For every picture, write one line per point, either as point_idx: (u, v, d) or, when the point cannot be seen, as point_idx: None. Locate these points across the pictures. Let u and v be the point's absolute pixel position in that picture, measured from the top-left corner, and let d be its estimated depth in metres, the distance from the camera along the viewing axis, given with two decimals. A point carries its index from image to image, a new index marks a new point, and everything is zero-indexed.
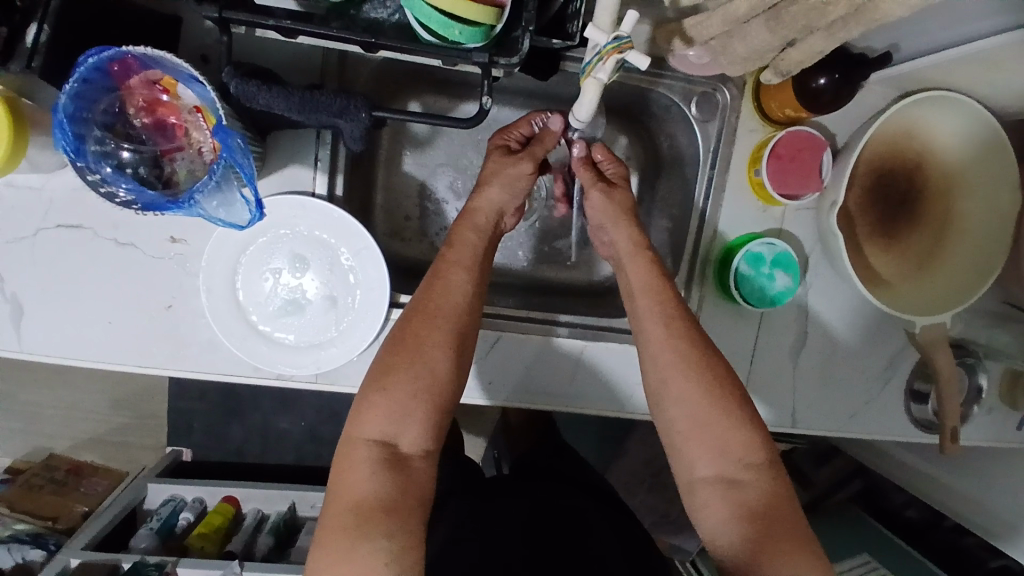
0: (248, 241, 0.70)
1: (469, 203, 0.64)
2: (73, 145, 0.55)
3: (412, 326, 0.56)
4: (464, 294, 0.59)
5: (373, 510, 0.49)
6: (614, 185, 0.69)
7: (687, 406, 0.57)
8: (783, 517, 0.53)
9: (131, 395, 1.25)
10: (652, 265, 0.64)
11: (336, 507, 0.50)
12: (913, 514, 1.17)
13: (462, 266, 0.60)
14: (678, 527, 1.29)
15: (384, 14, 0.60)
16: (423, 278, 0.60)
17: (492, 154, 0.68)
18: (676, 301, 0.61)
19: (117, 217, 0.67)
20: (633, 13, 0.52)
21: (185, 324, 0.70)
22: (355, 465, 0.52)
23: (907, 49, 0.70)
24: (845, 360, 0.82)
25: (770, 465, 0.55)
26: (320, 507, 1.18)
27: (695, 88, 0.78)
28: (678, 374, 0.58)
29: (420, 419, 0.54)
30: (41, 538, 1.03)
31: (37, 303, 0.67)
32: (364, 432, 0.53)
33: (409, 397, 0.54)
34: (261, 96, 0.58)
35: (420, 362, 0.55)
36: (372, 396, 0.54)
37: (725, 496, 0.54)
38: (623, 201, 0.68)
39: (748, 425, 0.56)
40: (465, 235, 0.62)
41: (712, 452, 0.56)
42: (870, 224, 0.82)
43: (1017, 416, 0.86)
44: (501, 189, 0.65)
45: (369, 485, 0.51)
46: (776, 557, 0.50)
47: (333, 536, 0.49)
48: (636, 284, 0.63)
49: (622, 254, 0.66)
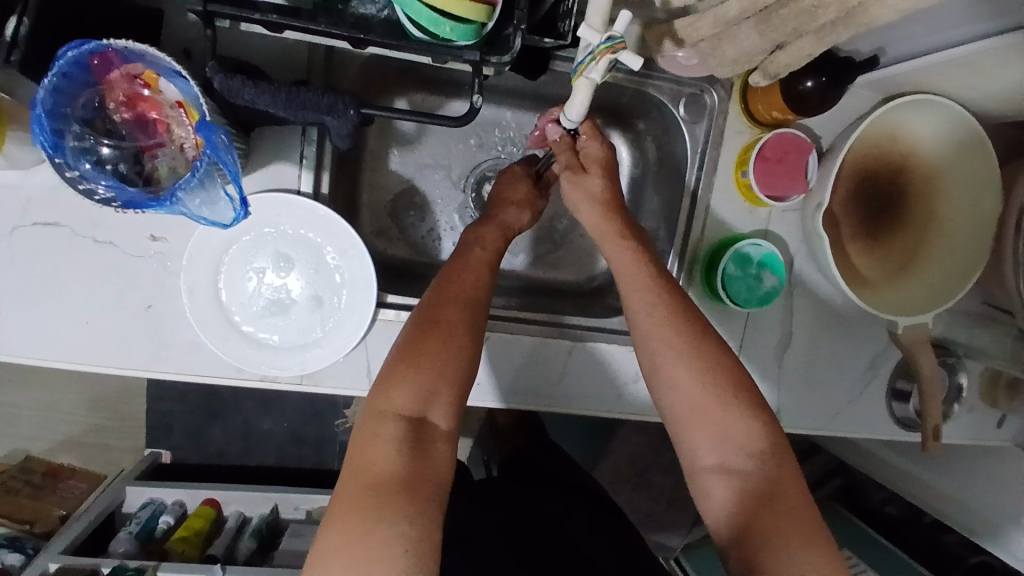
0: (232, 239, 0.68)
1: (508, 221, 0.66)
2: (50, 141, 0.54)
3: (442, 312, 0.55)
4: (486, 285, 0.59)
5: (390, 488, 0.48)
6: (586, 171, 0.66)
7: (695, 396, 0.56)
8: (785, 504, 0.52)
9: (108, 396, 1.22)
10: (635, 252, 0.63)
11: (354, 484, 0.49)
12: (891, 511, 1.19)
13: (486, 263, 0.60)
14: (662, 525, 1.33)
15: (372, 10, 0.59)
16: (444, 266, 0.60)
17: (517, 178, 0.70)
18: (663, 284, 0.61)
19: (95, 215, 0.65)
20: (626, 13, 0.51)
21: (167, 323, 0.68)
22: (380, 441, 0.50)
23: (892, 54, 0.71)
24: (828, 361, 0.83)
25: (775, 453, 0.55)
26: (302, 510, 1.17)
27: (684, 90, 0.78)
28: (679, 359, 0.57)
29: (446, 400, 0.53)
30: (18, 542, 1.00)
31: (14, 304, 0.65)
32: (390, 409, 0.51)
33: (437, 378, 0.52)
34: (246, 92, 0.57)
35: (450, 346, 0.54)
36: (399, 372, 0.52)
37: (728, 485, 0.54)
38: (592, 187, 0.66)
39: (752, 417, 0.56)
40: (493, 238, 0.63)
41: (714, 442, 0.55)
42: (853, 227, 0.83)
43: (996, 415, 0.88)
44: (531, 217, 0.69)
45: (392, 464, 0.49)
46: (785, 553, 0.49)
47: (350, 515, 0.47)
48: (619, 267, 0.63)
49: (599, 238, 0.65)
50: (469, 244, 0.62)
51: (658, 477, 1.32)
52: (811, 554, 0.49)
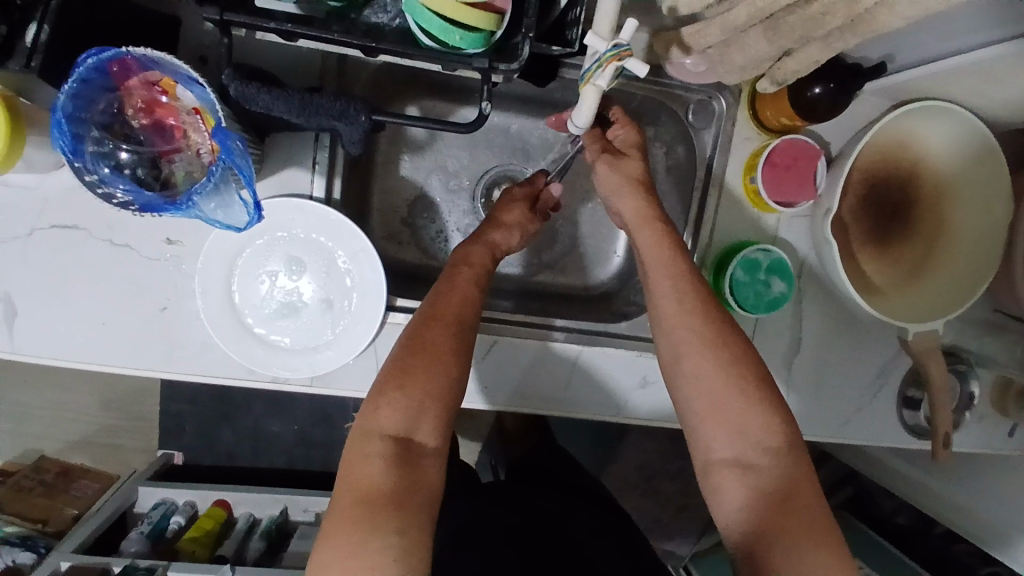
0: (246, 242, 0.70)
1: (493, 238, 0.66)
2: (70, 145, 0.55)
3: (428, 330, 0.56)
4: (473, 302, 0.60)
5: (382, 503, 0.49)
6: (625, 155, 0.67)
7: (715, 388, 0.56)
8: (800, 500, 0.52)
9: (122, 397, 1.24)
10: (665, 237, 0.63)
11: (348, 499, 0.50)
12: (902, 520, 1.18)
13: (473, 281, 0.61)
14: (669, 533, 1.32)
15: (385, 19, 0.61)
16: (432, 288, 0.60)
17: (516, 202, 0.70)
18: (692, 276, 0.61)
19: (113, 218, 0.67)
20: (632, 21, 0.52)
21: (180, 325, 0.69)
22: (370, 459, 0.51)
23: (901, 60, 0.71)
24: (836, 368, 0.83)
25: (790, 449, 0.55)
26: (311, 512, 1.19)
27: (692, 96, 0.79)
28: (701, 349, 0.57)
29: (433, 416, 0.53)
30: (30, 541, 1.02)
31: (32, 304, 0.66)
32: (378, 427, 0.52)
33: (424, 397, 0.53)
34: (260, 99, 0.58)
35: (435, 363, 0.54)
36: (388, 391, 0.53)
37: (741, 480, 0.54)
38: (632, 170, 0.66)
39: (770, 410, 0.56)
40: (481, 255, 0.64)
41: (730, 434, 0.56)
42: (864, 234, 0.82)
43: (1007, 424, 0.87)
44: (520, 239, 0.69)
45: (382, 480, 0.50)
46: (794, 547, 0.50)
47: (343, 528, 0.48)
48: (648, 256, 0.63)
49: (631, 225, 0.65)
50: (454, 262, 0.63)
51: (666, 483, 1.31)
52: (824, 546, 0.50)
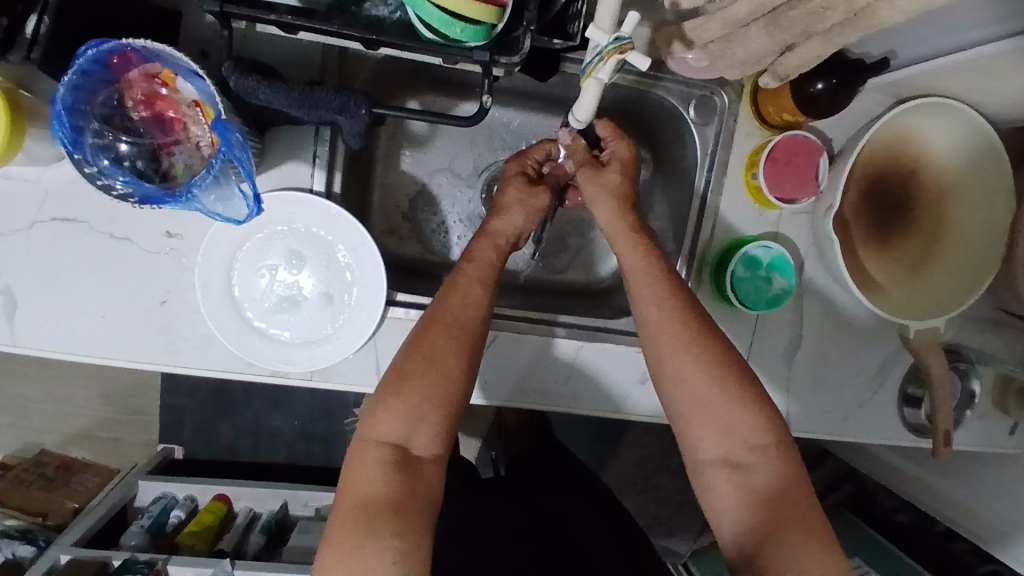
0: (246, 236, 0.70)
1: (491, 225, 0.65)
2: (70, 137, 0.55)
3: (428, 335, 0.55)
4: (478, 305, 0.58)
5: (381, 508, 0.49)
6: (606, 168, 0.67)
7: (697, 389, 0.56)
8: (790, 498, 0.52)
9: (122, 390, 1.24)
10: (641, 245, 0.63)
11: (347, 503, 0.50)
12: (902, 519, 1.18)
13: (478, 280, 0.59)
14: (668, 530, 1.33)
15: (385, 12, 0.60)
16: (439, 288, 0.59)
17: (512, 179, 0.68)
18: (673, 285, 0.61)
19: (114, 211, 0.67)
20: (634, 15, 0.51)
21: (180, 319, 0.69)
22: (368, 466, 0.51)
23: (904, 56, 0.71)
24: (836, 365, 0.83)
25: (779, 448, 0.55)
26: (312, 506, 1.18)
27: (694, 91, 0.78)
28: (683, 355, 0.57)
29: (433, 423, 0.53)
30: (30, 534, 1.03)
31: (32, 297, 0.66)
32: (376, 433, 0.52)
33: (422, 403, 0.53)
34: (261, 91, 0.58)
35: (434, 369, 0.54)
36: (386, 398, 0.53)
37: (729, 479, 0.54)
38: (612, 182, 0.66)
39: (755, 409, 0.55)
40: (485, 253, 0.62)
41: (718, 434, 0.55)
42: (865, 230, 0.82)
43: (1008, 422, 0.87)
44: (525, 219, 0.66)
45: (380, 486, 0.50)
46: (784, 544, 0.50)
47: (342, 532, 0.49)
48: (630, 264, 0.63)
49: (611, 233, 0.65)
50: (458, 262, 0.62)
51: (666, 480, 1.31)
52: (815, 540, 0.50)
